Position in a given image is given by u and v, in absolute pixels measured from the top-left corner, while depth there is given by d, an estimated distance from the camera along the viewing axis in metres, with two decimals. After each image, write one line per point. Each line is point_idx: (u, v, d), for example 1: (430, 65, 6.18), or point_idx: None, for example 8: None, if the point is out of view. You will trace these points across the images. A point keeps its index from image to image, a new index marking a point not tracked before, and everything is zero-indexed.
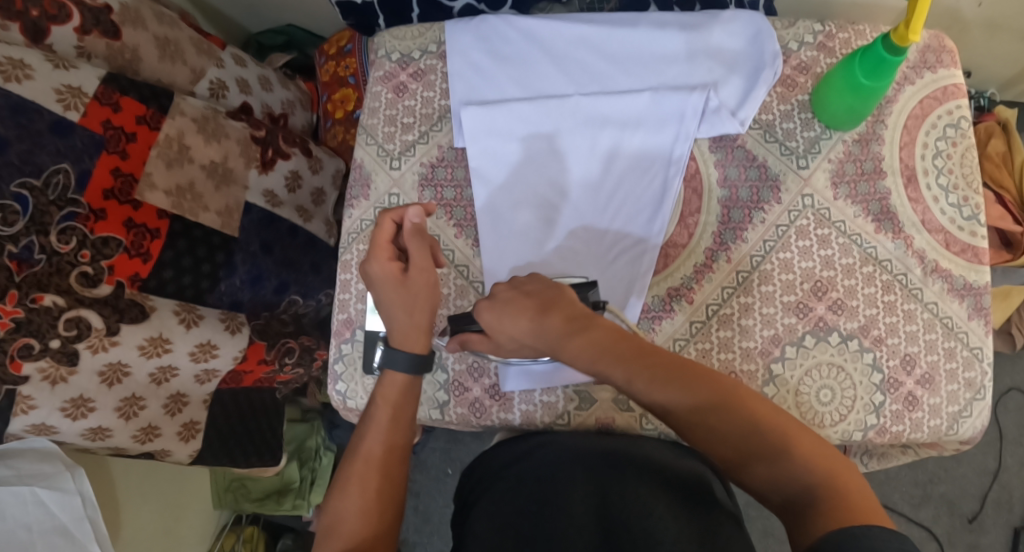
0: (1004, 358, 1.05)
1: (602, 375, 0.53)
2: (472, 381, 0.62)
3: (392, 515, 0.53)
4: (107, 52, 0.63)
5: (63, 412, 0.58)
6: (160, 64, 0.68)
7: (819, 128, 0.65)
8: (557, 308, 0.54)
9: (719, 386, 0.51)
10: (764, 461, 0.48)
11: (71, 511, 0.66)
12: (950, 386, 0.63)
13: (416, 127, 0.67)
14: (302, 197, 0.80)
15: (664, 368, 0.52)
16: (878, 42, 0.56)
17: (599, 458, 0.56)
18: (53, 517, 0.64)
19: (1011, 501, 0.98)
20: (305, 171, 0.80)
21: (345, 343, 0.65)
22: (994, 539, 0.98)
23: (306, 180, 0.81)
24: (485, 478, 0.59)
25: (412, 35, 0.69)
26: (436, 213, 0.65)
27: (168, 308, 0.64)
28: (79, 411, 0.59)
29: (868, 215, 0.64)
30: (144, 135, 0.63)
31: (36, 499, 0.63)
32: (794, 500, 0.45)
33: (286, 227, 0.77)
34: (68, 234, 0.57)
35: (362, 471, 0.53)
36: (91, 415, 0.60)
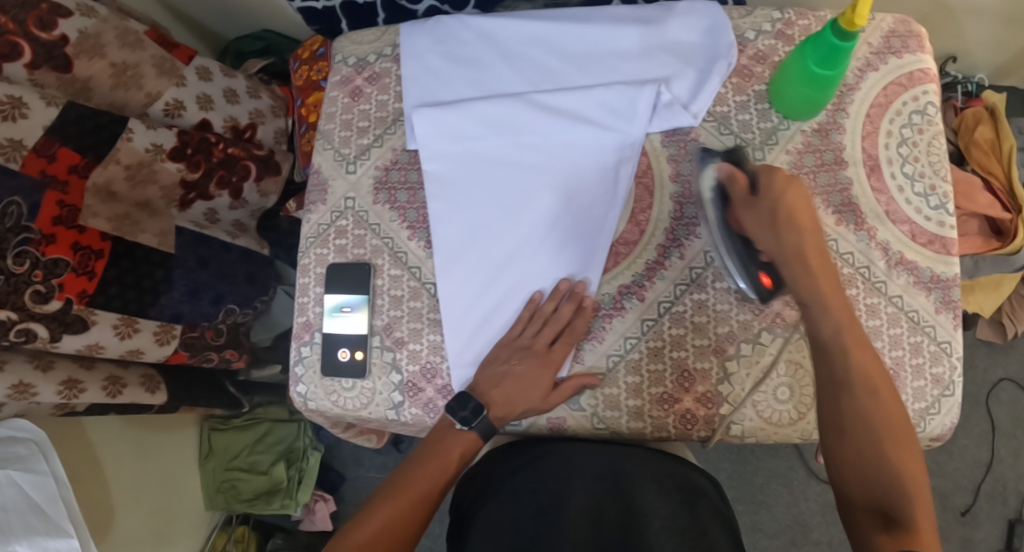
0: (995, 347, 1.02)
1: (805, 299, 0.55)
2: (426, 382, 0.63)
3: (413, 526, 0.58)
4: (59, 83, 0.66)
5: (29, 363, 0.65)
6: (114, 91, 0.70)
7: (777, 119, 0.64)
8: (801, 221, 0.55)
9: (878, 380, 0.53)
10: (873, 463, 0.51)
11: (44, 491, 0.68)
12: (917, 383, 0.61)
13: (371, 131, 0.68)
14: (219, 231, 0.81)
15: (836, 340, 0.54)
16: (826, 29, 0.55)
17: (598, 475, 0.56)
18: (25, 494, 0.66)
19: (1006, 494, 0.95)
20: (224, 209, 0.82)
21: (305, 346, 0.66)
22: (987, 532, 0.94)
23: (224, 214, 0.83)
24: (487, 485, 0.58)
25: (369, 39, 0.70)
26: (391, 217, 0.66)
27: (108, 322, 0.69)
28: (42, 365, 0.66)
29: (828, 207, 0.62)
30: (75, 183, 0.66)
31: (9, 480, 0.65)
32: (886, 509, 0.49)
33: (218, 243, 0.80)
34: (23, 257, 0.60)
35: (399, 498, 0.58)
36: (56, 366, 0.67)
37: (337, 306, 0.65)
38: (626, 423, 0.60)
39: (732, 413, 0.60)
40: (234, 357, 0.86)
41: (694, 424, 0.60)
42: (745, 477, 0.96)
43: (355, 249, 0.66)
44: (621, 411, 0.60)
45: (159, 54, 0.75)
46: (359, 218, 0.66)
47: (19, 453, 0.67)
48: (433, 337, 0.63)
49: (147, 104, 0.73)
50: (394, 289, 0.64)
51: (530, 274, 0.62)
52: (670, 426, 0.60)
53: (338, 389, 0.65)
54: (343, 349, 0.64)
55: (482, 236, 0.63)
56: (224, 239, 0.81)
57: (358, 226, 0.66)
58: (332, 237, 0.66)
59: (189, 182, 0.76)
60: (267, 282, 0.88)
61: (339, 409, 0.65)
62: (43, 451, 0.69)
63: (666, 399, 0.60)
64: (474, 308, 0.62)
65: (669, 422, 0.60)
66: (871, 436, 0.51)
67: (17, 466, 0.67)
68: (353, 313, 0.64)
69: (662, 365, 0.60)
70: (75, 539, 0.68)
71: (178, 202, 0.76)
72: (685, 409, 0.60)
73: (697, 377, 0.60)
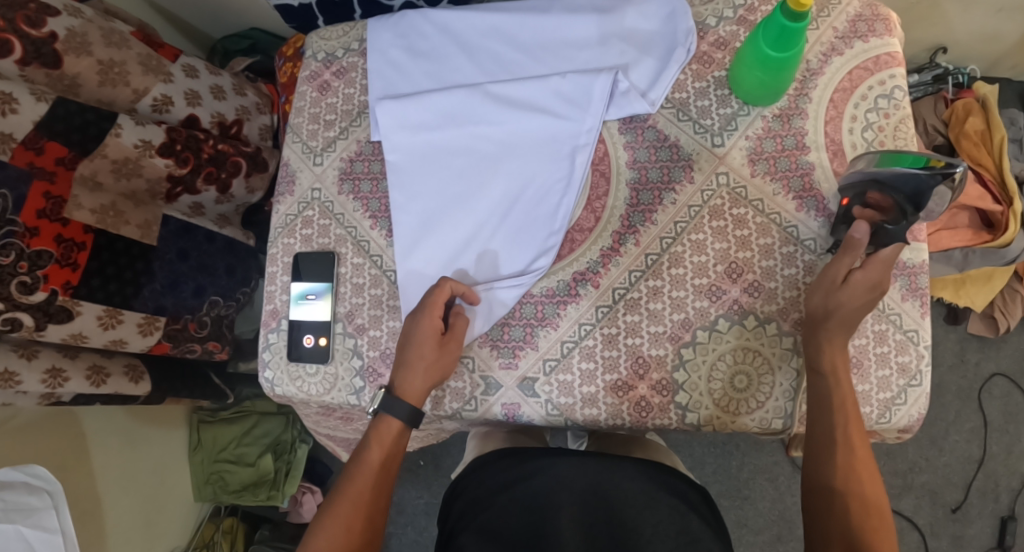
0: (989, 343, 1.00)
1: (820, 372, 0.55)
2: (385, 367, 0.64)
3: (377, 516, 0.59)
4: (47, 79, 0.68)
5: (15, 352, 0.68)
6: (101, 87, 0.73)
7: (737, 105, 0.63)
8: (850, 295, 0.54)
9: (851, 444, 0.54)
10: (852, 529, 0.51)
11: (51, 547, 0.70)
12: (882, 372, 0.59)
13: (337, 124, 0.69)
14: (206, 222, 0.84)
15: (823, 403, 0.55)
16: (776, 11, 0.55)
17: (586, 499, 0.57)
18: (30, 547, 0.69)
19: (998, 490, 0.96)
20: (210, 202, 0.84)
21: (272, 333, 0.68)
22: (979, 529, 0.96)
23: (210, 208, 0.85)
24: (473, 505, 0.59)
25: (336, 34, 0.71)
26: (354, 207, 0.67)
27: (92, 313, 0.72)
28: (27, 353, 0.69)
29: (789, 192, 0.61)
30: (63, 175, 0.68)
31: (18, 535, 0.68)
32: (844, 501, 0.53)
33: (203, 234, 0.83)
34: (8, 249, 0.63)
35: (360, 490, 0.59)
36: (40, 354, 0.70)
37: (303, 294, 0.67)
38: (581, 410, 0.60)
39: (688, 401, 0.59)
40: (218, 349, 0.89)
41: (649, 412, 0.59)
42: (730, 472, 0.95)
43: (320, 238, 0.67)
44: (575, 397, 0.60)
45: (144, 53, 0.77)
46: (324, 208, 0.68)
47: (32, 503, 0.71)
48: (392, 324, 0.64)
49: (134, 99, 0.76)
50: (356, 277, 0.66)
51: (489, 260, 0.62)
52: (625, 414, 0.60)
53: (303, 375, 0.66)
54: (308, 335, 0.66)
55: (439, 225, 0.63)
56: (213, 228, 0.85)
57: (324, 216, 0.68)
58: (298, 227, 0.68)
59: (177, 177, 0.78)
60: (247, 274, 0.91)
61: (303, 395, 0.67)
62: (52, 500, 0.72)
63: (621, 386, 0.60)
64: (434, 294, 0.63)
65: (625, 410, 0.60)
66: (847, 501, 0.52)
67: (29, 520, 0.70)
68: (317, 301, 0.66)
69: (616, 351, 0.60)
70: None
71: (164, 196, 0.79)
72: (640, 397, 0.59)
73: (652, 364, 0.60)
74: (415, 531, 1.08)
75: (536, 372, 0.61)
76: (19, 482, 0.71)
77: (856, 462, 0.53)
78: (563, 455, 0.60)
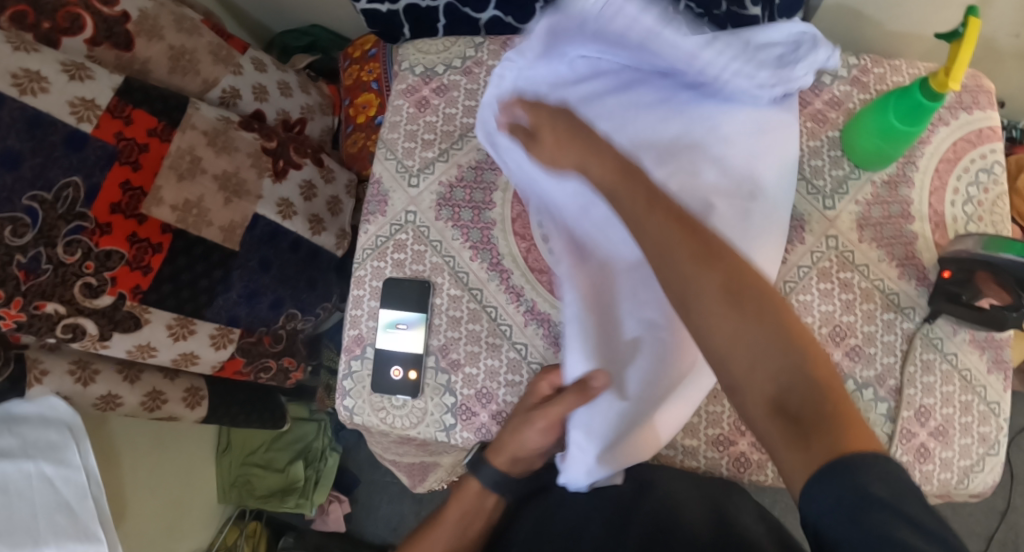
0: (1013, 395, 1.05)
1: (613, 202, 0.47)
2: (480, 407, 0.62)
3: None
4: (117, 62, 0.66)
5: (71, 374, 0.64)
6: (171, 75, 0.70)
7: (848, 168, 0.64)
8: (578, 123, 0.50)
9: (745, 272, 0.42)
10: (745, 363, 0.40)
11: (76, 490, 0.67)
12: (964, 440, 0.62)
13: (436, 144, 0.67)
14: (298, 226, 0.78)
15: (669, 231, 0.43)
16: (916, 85, 0.55)
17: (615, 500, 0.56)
18: (56, 492, 0.65)
19: (1017, 542, 0.99)
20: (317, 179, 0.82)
21: (355, 360, 0.65)
22: None
23: (321, 189, 0.82)
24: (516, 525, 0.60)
25: (436, 50, 0.69)
26: (453, 234, 0.65)
27: (162, 322, 0.67)
28: (86, 375, 0.66)
29: (893, 260, 0.63)
30: (156, 146, 0.65)
31: (41, 475, 0.65)
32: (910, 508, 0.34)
33: (288, 242, 0.77)
34: (74, 246, 0.59)
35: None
36: (97, 380, 0.67)
37: (392, 322, 0.64)
38: (680, 462, 0.61)
39: None
40: (292, 366, 0.85)
41: (747, 468, 0.60)
42: None
43: (414, 265, 0.65)
44: (675, 449, 0.61)
45: (215, 42, 0.75)
46: (419, 233, 0.65)
47: (54, 439, 0.66)
48: (490, 363, 0.62)
49: (203, 90, 0.74)
50: (452, 310, 0.63)
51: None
52: (722, 468, 0.60)
53: (387, 406, 0.64)
54: (396, 367, 0.63)
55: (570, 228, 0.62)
56: (301, 233, 0.78)
57: (418, 241, 0.65)
58: (390, 251, 0.65)
59: (270, 151, 0.77)
60: (328, 288, 0.83)
61: (385, 426, 0.64)
62: (76, 437, 0.67)
63: (722, 441, 0.60)
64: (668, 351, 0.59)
65: (722, 465, 0.60)
66: (760, 328, 0.40)
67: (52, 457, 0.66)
68: (408, 330, 0.63)
69: (720, 407, 0.60)
70: (104, 544, 0.67)
71: (272, 172, 0.76)
72: (739, 453, 0.60)
73: None
74: None
75: None
76: (35, 415, 0.65)
77: (740, 292, 0.41)
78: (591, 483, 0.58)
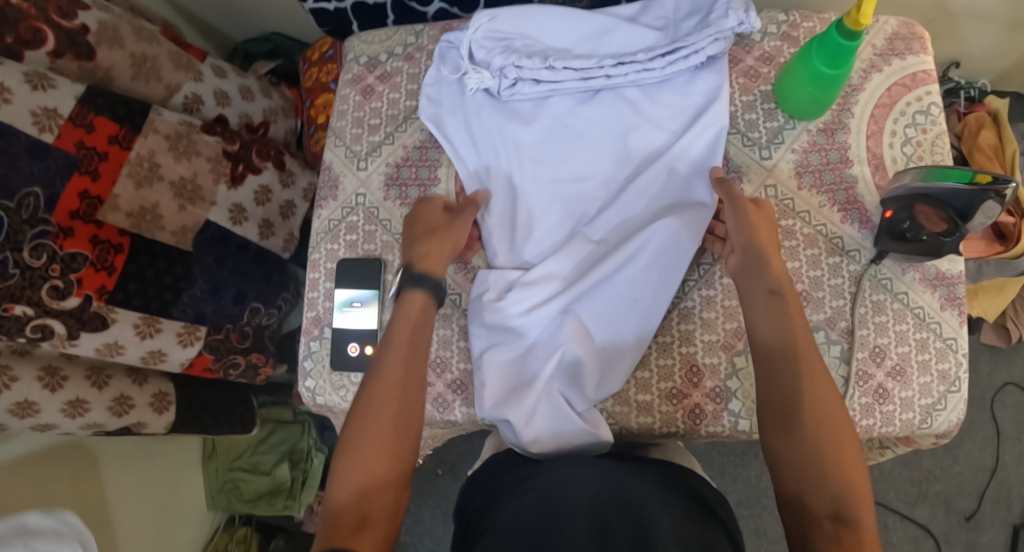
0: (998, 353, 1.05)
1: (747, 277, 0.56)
2: (435, 376, 0.63)
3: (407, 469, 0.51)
4: (79, 72, 0.69)
5: (41, 383, 0.64)
6: (134, 81, 0.74)
7: (783, 119, 0.65)
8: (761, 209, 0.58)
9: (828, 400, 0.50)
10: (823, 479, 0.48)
11: None
12: (923, 379, 0.61)
13: (382, 128, 0.69)
14: (248, 231, 0.82)
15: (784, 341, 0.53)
16: (832, 29, 0.56)
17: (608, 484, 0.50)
18: None
19: (1010, 499, 0.97)
20: (275, 185, 0.86)
21: (314, 340, 0.66)
22: (992, 536, 0.96)
23: (277, 195, 0.87)
24: (485, 500, 0.53)
25: (380, 39, 0.71)
26: (401, 212, 0.67)
27: (128, 321, 0.70)
28: (54, 382, 0.66)
29: (835, 204, 0.63)
30: (115, 154, 0.69)
31: None
32: (839, 509, 0.46)
33: (235, 245, 0.80)
34: (40, 250, 0.62)
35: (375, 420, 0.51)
36: (66, 386, 0.67)
37: (347, 301, 0.65)
38: (635, 418, 0.61)
39: (740, 407, 0.60)
40: (261, 362, 0.87)
41: (703, 419, 0.60)
42: (749, 480, 0.98)
43: (366, 244, 0.66)
44: (629, 406, 0.61)
45: (174, 50, 0.79)
46: (370, 214, 0.67)
47: None
48: (443, 332, 0.64)
49: (166, 96, 0.78)
50: None
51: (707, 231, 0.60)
52: (679, 421, 0.60)
53: (347, 384, 0.65)
54: (352, 343, 0.65)
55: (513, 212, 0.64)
56: (250, 238, 0.82)
57: (369, 221, 0.67)
58: (342, 233, 0.67)
59: (231, 155, 0.81)
60: (283, 279, 0.88)
61: (346, 404, 0.65)
62: None
63: (675, 394, 0.60)
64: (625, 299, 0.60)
65: (678, 417, 0.60)
66: (824, 444, 0.49)
67: None
68: (363, 308, 0.65)
69: (670, 359, 0.61)
70: None
71: (228, 178, 0.79)
72: (694, 404, 0.60)
73: (706, 373, 0.60)
74: (432, 542, 1.02)
75: None
76: (49, 530, 0.67)
77: (825, 410, 0.50)
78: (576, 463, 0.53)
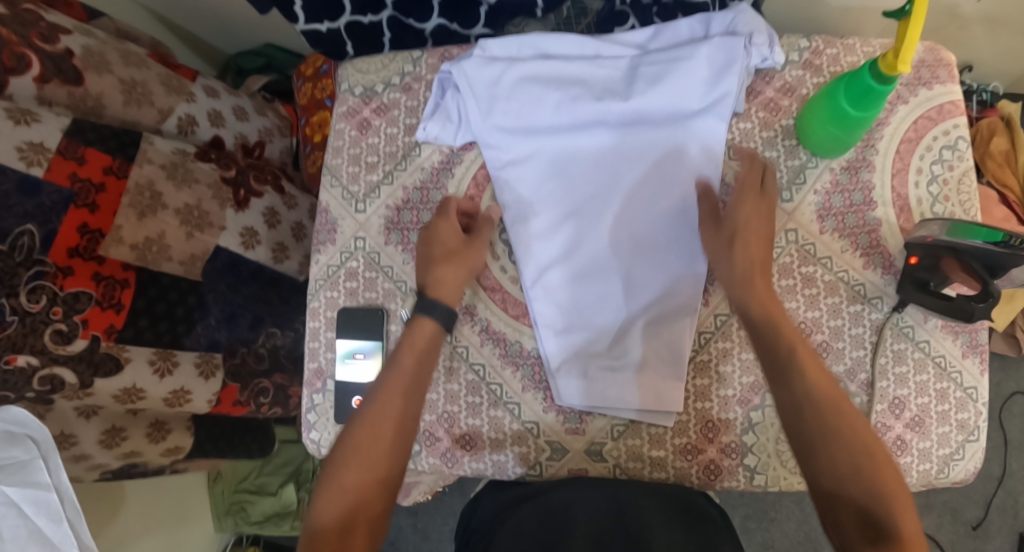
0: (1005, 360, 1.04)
1: (739, 294, 0.56)
2: (443, 431, 0.61)
3: (393, 480, 0.53)
4: (70, 99, 0.64)
5: None
6: (126, 108, 0.68)
7: (805, 156, 0.62)
8: (750, 199, 0.57)
9: (843, 413, 0.50)
10: (830, 463, 0.49)
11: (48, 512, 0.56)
12: (942, 429, 0.60)
13: (380, 167, 0.65)
14: (260, 255, 0.78)
15: (770, 343, 0.54)
16: (864, 68, 0.53)
17: (608, 505, 0.52)
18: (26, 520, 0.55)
19: (1016, 507, 0.97)
20: (280, 206, 0.83)
21: (317, 393, 0.64)
22: (998, 544, 0.97)
23: (284, 216, 0.83)
24: (490, 525, 0.55)
25: (375, 68, 0.67)
26: (403, 259, 0.64)
27: (143, 359, 0.66)
28: (63, 444, 0.65)
29: (857, 249, 0.60)
30: (112, 185, 0.64)
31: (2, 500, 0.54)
32: (869, 513, 0.47)
33: (249, 272, 0.77)
34: (38, 293, 0.58)
35: (365, 439, 0.53)
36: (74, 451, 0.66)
37: (350, 352, 0.63)
38: (649, 474, 0.59)
39: (756, 463, 0.59)
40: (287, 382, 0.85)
41: (718, 475, 0.59)
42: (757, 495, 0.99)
43: (367, 292, 0.64)
44: (643, 462, 0.59)
45: (164, 73, 0.74)
46: (370, 259, 0.64)
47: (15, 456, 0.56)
48: (450, 387, 0.61)
49: (159, 120, 0.72)
50: None
51: (717, 85, 0.59)
52: (693, 478, 0.59)
53: None
54: (357, 397, 0.63)
55: (537, 246, 0.61)
56: (263, 262, 0.79)
57: (369, 268, 0.64)
58: (342, 280, 0.64)
59: (230, 180, 0.77)
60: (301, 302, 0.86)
61: None
62: (45, 452, 0.57)
63: (690, 450, 0.59)
64: (671, 265, 0.59)
65: (693, 474, 0.59)
66: (835, 447, 0.49)
67: (14, 478, 0.55)
68: (366, 360, 0.63)
69: (686, 415, 0.59)
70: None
71: (233, 202, 0.76)
72: (709, 460, 0.59)
73: (722, 428, 0.59)
74: None
75: (603, 437, 0.60)
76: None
77: (844, 426, 0.50)
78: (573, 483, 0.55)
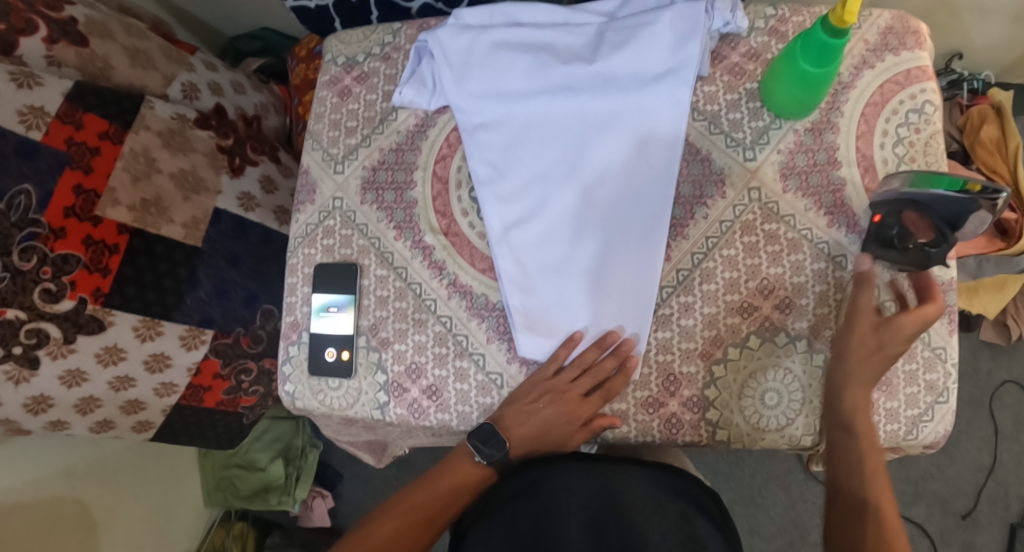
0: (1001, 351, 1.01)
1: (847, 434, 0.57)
2: (410, 383, 0.63)
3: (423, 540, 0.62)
4: (78, 60, 0.69)
5: (25, 406, 0.64)
6: (132, 70, 0.74)
7: (768, 118, 0.63)
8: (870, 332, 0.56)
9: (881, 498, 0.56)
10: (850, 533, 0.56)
11: None
12: (909, 389, 0.59)
13: (359, 131, 0.68)
14: (264, 217, 0.82)
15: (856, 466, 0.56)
16: (817, 26, 0.53)
17: (595, 499, 0.54)
18: None
19: (1009, 498, 0.95)
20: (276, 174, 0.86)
21: (293, 345, 0.67)
22: (989, 536, 0.94)
23: (281, 184, 0.87)
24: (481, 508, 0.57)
25: (357, 39, 0.70)
26: (378, 217, 0.66)
27: (127, 323, 0.69)
28: (40, 407, 0.65)
29: (821, 208, 0.61)
30: (108, 149, 0.68)
31: None
32: None
33: (257, 236, 0.80)
34: (29, 253, 0.61)
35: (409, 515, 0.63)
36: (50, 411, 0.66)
37: (324, 306, 0.65)
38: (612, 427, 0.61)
39: (718, 418, 0.59)
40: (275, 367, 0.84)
41: (679, 429, 0.59)
42: (742, 479, 1.00)
43: (342, 249, 0.66)
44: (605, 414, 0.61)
45: (165, 44, 0.80)
46: (346, 218, 0.67)
47: None
48: (417, 338, 0.63)
49: (164, 84, 0.77)
50: (380, 290, 0.65)
51: (680, 49, 0.60)
52: (655, 431, 0.60)
53: (325, 389, 0.65)
54: (329, 349, 0.65)
55: (505, 204, 0.63)
56: (268, 224, 0.82)
57: (346, 226, 0.66)
58: (319, 237, 0.67)
59: (226, 149, 0.80)
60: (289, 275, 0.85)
61: (325, 409, 0.65)
62: None
63: (652, 403, 0.60)
64: (634, 222, 0.61)
65: (654, 427, 0.60)
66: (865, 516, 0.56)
67: None
68: (340, 313, 0.65)
69: (647, 369, 0.60)
70: None
71: (228, 169, 0.79)
72: (671, 414, 0.59)
73: (683, 382, 0.60)
74: None
75: None
76: None
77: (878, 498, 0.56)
78: (564, 461, 0.56)
